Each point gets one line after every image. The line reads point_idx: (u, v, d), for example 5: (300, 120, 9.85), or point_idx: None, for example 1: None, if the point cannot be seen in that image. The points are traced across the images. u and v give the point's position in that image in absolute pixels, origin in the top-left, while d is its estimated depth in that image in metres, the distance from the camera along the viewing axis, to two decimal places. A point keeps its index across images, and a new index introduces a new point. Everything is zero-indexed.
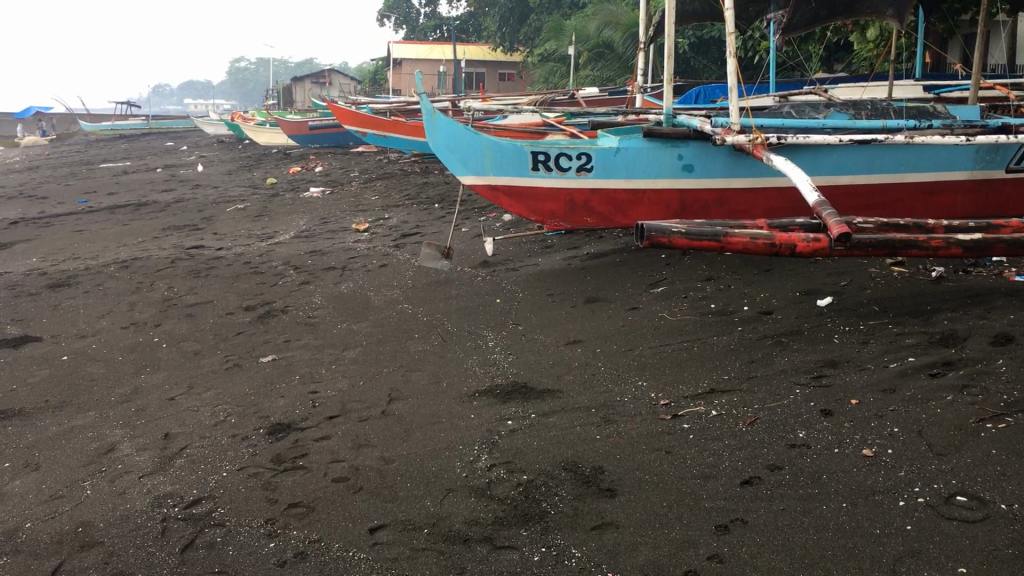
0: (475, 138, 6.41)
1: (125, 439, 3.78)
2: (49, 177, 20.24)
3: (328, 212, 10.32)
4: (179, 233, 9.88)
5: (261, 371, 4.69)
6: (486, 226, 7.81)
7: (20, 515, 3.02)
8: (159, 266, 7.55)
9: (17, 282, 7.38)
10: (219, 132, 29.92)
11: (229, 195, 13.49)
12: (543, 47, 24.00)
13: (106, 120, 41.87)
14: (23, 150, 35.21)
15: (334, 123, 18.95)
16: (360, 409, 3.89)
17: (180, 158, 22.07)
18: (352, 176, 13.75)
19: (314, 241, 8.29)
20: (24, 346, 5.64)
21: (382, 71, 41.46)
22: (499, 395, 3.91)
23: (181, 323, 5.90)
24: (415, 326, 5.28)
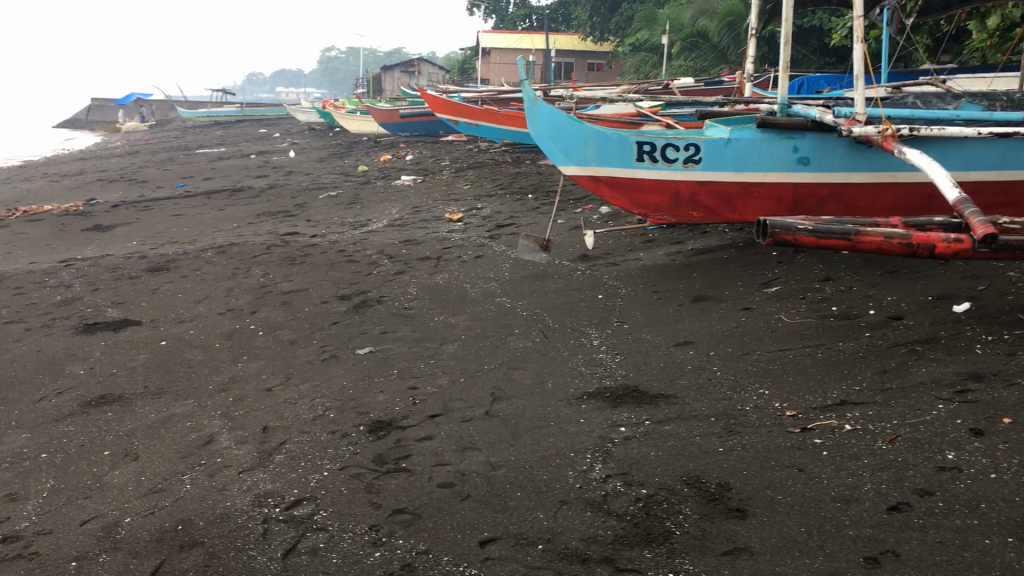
0: (577, 127, 6.18)
1: (223, 431, 3.68)
2: (148, 161, 20.75)
3: (420, 201, 10.22)
4: (274, 219, 9.92)
5: (358, 363, 4.57)
6: (583, 218, 7.58)
7: (119, 509, 2.93)
8: (254, 252, 7.54)
9: (117, 264, 7.45)
10: (310, 120, 30.34)
11: (321, 181, 13.55)
12: (635, 38, 23.59)
13: (201, 107, 42.98)
14: (124, 136, 36.32)
15: (424, 111, 18.93)
16: (463, 408, 3.71)
17: (273, 145, 22.39)
18: (443, 165, 13.65)
19: (408, 230, 8.18)
20: (124, 329, 5.65)
21: (470, 60, 41.42)
22: (609, 399, 3.69)
23: (277, 311, 5.83)
24: (515, 320, 5.09)
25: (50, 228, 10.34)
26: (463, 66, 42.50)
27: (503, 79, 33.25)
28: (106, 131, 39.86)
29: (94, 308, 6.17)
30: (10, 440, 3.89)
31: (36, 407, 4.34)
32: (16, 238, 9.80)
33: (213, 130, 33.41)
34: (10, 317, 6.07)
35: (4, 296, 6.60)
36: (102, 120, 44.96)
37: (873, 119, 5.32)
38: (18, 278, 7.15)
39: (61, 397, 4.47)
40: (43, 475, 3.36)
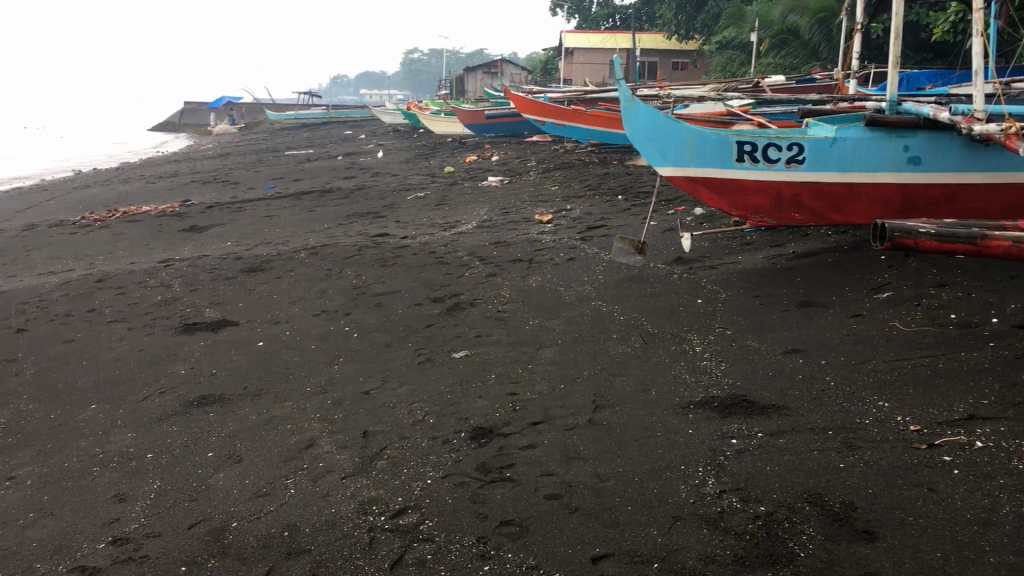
0: (675, 126, 6.03)
1: (323, 434, 3.66)
2: (240, 163, 21.22)
3: (508, 202, 10.18)
4: (363, 220, 9.99)
5: (455, 367, 4.52)
6: (677, 219, 7.41)
7: (226, 513, 2.93)
8: (346, 253, 7.58)
9: (214, 265, 7.58)
10: (395, 122, 30.69)
11: (409, 183, 13.63)
12: (723, 35, 23.16)
13: (289, 110, 43.89)
14: (216, 138, 37.33)
15: (509, 112, 18.91)
16: (565, 415, 3.61)
17: (360, 146, 22.69)
18: (529, 166, 13.60)
19: (498, 232, 8.13)
20: (222, 330, 5.72)
21: (553, 61, 41.34)
22: (716, 410, 3.54)
23: (370, 312, 5.83)
24: (612, 325, 4.98)
25: (149, 229, 10.62)
26: (546, 66, 42.47)
27: (586, 78, 33.06)
28: (198, 134, 41.02)
29: (193, 308, 6.27)
30: (117, 439, 3.94)
31: (140, 407, 4.40)
32: (117, 238, 10.09)
33: (301, 131, 34.07)
34: (113, 316, 6.21)
35: (108, 295, 6.78)
36: (195, 124, 46.31)
37: (991, 116, 5.04)
38: (121, 277, 7.33)
39: (164, 396, 4.53)
40: (150, 476, 3.39)
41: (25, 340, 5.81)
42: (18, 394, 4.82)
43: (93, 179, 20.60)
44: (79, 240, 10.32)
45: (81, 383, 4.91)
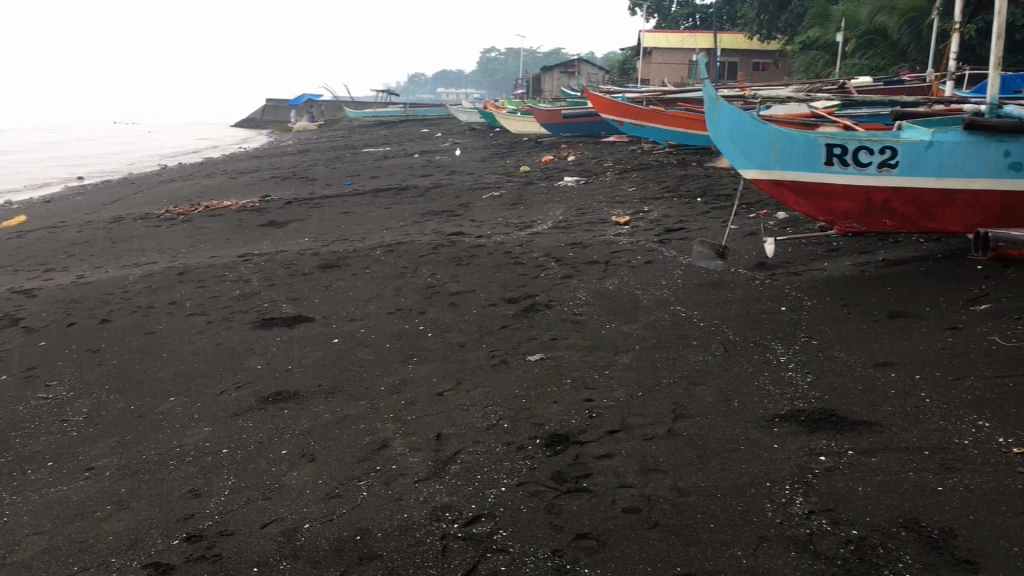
0: (761, 127, 5.85)
1: (396, 435, 3.62)
2: (319, 159, 21.51)
3: (585, 203, 10.06)
4: (439, 218, 9.98)
5: (529, 370, 4.43)
6: (759, 223, 7.21)
7: (299, 513, 2.90)
8: (422, 251, 7.57)
9: (291, 260, 7.65)
10: (471, 120, 30.80)
11: (484, 181, 13.60)
12: (806, 35, 22.63)
13: (368, 107, 44.39)
14: (296, 135, 37.98)
15: (587, 112, 18.78)
16: (643, 425, 3.49)
17: (437, 144, 22.80)
18: (606, 166, 13.46)
19: (574, 232, 8.03)
20: (298, 326, 5.75)
21: (631, 61, 40.99)
22: (803, 424, 3.39)
23: (445, 312, 5.79)
24: (692, 331, 4.84)
25: (229, 223, 10.79)
26: (623, 66, 42.14)
27: (665, 79, 32.68)
28: (279, 131, 41.79)
29: (271, 303, 6.32)
30: (193, 433, 3.97)
31: (217, 401, 4.42)
32: (200, 232, 10.28)
33: (378, 129, 34.42)
34: (193, 309, 6.30)
35: (188, 288, 6.88)
36: (276, 121, 47.20)
37: None
38: (201, 271, 7.44)
39: (240, 391, 4.55)
40: (225, 472, 3.38)
41: (108, 330, 5.93)
42: (101, 384, 4.91)
43: (177, 173, 21.12)
44: (163, 233, 10.55)
45: (160, 374, 4.97)
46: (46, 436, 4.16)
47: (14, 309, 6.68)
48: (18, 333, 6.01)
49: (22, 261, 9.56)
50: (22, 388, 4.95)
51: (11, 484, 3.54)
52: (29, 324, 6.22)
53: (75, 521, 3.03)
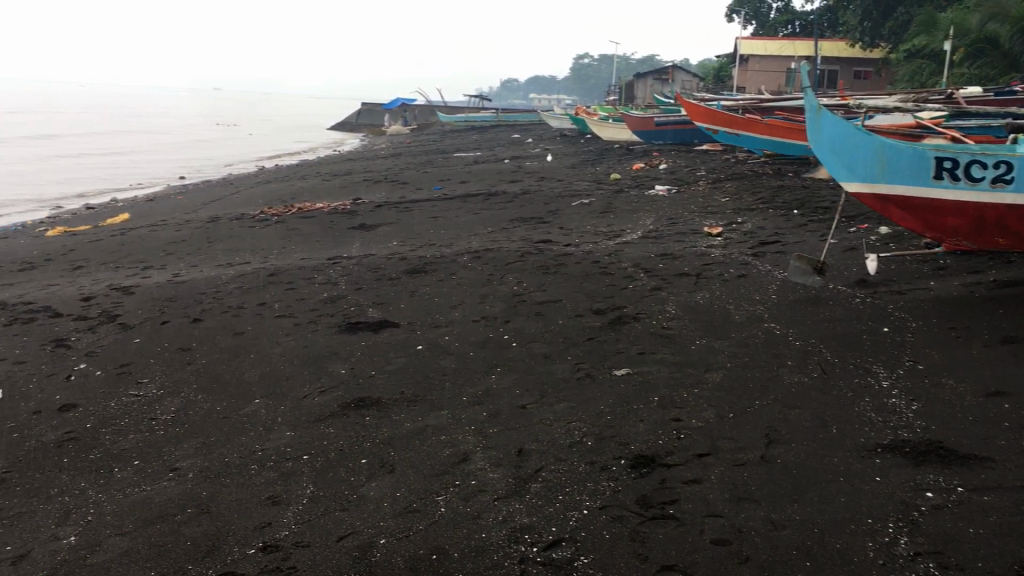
0: (866, 138, 5.62)
1: (477, 449, 3.54)
2: (410, 163, 21.72)
3: (676, 212, 9.86)
4: (527, 225, 9.91)
5: (615, 385, 4.31)
6: (860, 238, 6.91)
7: (376, 527, 2.84)
8: (509, 258, 7.50)
9: (379, 264, 7.67)
10: (563, 127, 30.73)
11: (574, 188, 13.49)
12: (912, 43, 21.84)
13: (460, 112, 44.77)
14: (390, 139, 38.51)
15: (680, 119, 18.50)
16: (735, 449, 3.33)
17: (527, 150, 22.77)
18: (699, 175, 13.20)
19: (665, 243, 7.85)
20: (383, 331, 5.73)
21: (727, 68, 40.32)
22: (908, 456, 3.18)
23: (530, 321, 5.70)
24: (787, 350, 4.63)
25: (321, 225, 10.94)
26: (718, 73, 41.48)
27: (761, 87, 32.02)
28: (373, 135, 42.47)
29: (357, 307, 6.33)
30: (276, 437, 3.96)
31: (300, 405, 4.42)
32: (292, 233, 10.44)
33: (470, 134, 34.62)
34: (281, 311, 6.36)
35: (278, 289, 6.95)
36: (371, 125, 47.98)
37: None
38: (291, 273, 7.52)
39: (323, 396, 4.54)
40: (305, 479, 3.36)
41: (199, 330, 6.02)
42: (189, 383, 4.97)
43: (274, 175, 21.60)
44: (257, 233, 10.75)
45: (247, 376, 5.01)
46: (134, 434, 4.21)
47: (112, 306, 6.86)
48: (115, 330, 6.16)
49: (123, 258, 9.85)
50: (115, 384, 5.05)
51: (97, 482, 3.58)
52: (125, 321, 6.37)
53: (156, 524, 3.03)
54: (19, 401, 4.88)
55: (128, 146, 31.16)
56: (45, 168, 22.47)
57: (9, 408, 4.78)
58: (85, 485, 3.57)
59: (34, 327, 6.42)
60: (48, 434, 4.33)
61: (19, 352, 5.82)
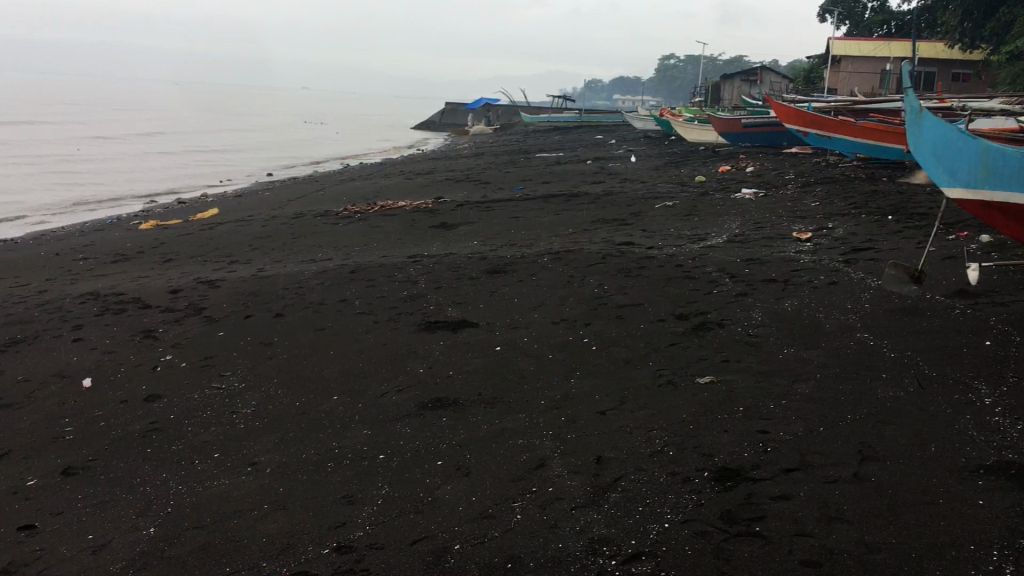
0: (971, 140, 5.33)
1: (554, 455, 3.46)
2: (492, 163, 21.77)
3: (763, 216, 9.62)
4: (609, 227, 9.79)
5: (698, 394, 4.18)
6: (960, 247, 6.61)
7: (450, 532, 2.78)
8: (590, 260, 7.40)
9: (460, 264, 7.65)
10: (647, 128, 30.43)
11: (657, 190, 13.31)
12: (1017, 44, 20.96)
13: (544, 112, 44.73)
14: (473, 138, 38.72)
15: (768, 121, 18.11)
16: (825, 465, 3.18)
17: (610, 151, 22.62)
18: (787, 179, 12.87)
19: (750, 247, 7.65)
20: (462, 331, 5.70)
21: (818, 70, 39.39)
22: (1014, 480, 2.98)
23: (611, 325, 5.59)
24: (881, 362, 4.43)
25: (403, 223, 11.01)
26: (808, 74, 40.56)
27: (853, 88, 31.17)
28: (456, 134, 42.77)
29: (436, 306, 6.31)
30: (353, 435, 3.95)
31: (378, 404, 4.41)
32: (374, 231, 10.53)
33: (553, 134, 34.58)
34: (361, 308, 6.38)
35: (359, 287, 6.99)
36: (454, 125, 48.34)
37: None
38: (372, 270, 7.56)
39: (401, 395, 4.52)
40: (380, 479, 3.33)
41: (281, 325, 6.08)
42: (270, 378, 5.01)
43: (358, 172, 21.88)
44: (340, 230, 10.88)
45: (326, 372, 5.03)
46: (215, 427, 4.25)
47: (198, 299, 6.99)
48: (200, 323, 6.26)
49: (211, 252, 10.08)
50: (198, 376, 5.12)
51: (178, 474, 3.62)
52: (210, 314, 6.47)
53: (233, 518, 3.04)
54: (106, 391, 4.99)
55: (220, 143, 32.02)
56: (140, 163, 23.23)
57: (98, 397, 4.89)
58: (167, 476, 3.61)
59: (124, 317, 6.58)
60: (133, 424, 4.41)
61: (109, 342, 5.96)
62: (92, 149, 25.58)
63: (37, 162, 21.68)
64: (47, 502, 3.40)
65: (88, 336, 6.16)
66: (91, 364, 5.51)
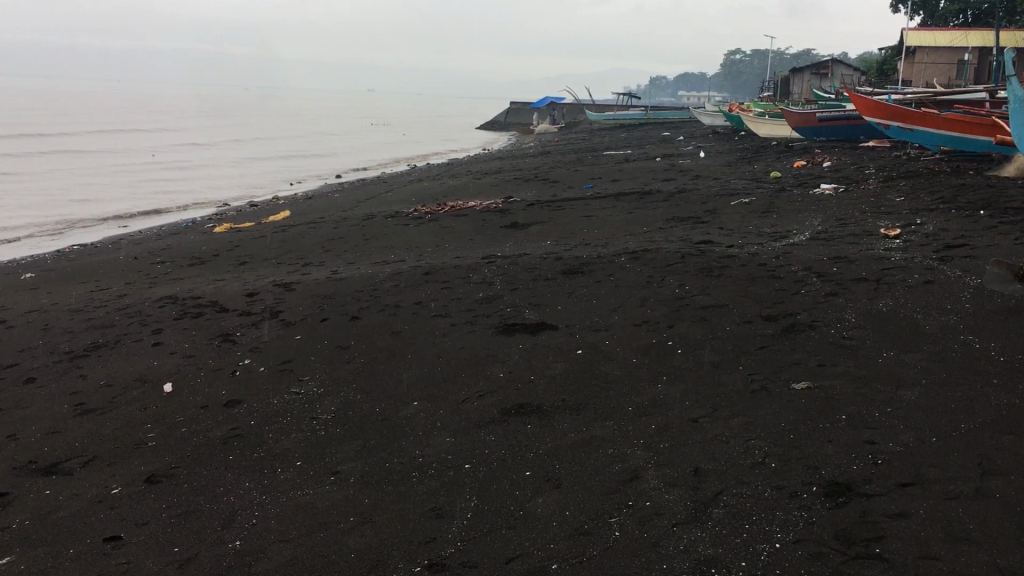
0: None
1: (648, 465, 3.30)
2: (560, 161, 21.62)
3: (846, 212, 9.30)
4: (685, 225, 9.58)
5: (795, 400, 3.97)
6: None
7: (547, 552, 2.65)
8: (669, 259, 7.21)
9: (534, 264, 7.52)
10: (715, 123, 29.99)
11: (731, 187, 13.01)
12: None
13: (609, 109, 44.42)
14: (539, 137, 38.64)
15: (844, 114, 17.61)
16: (943, 479, 2.96)
17: (680, 148, 22.28)
18: (868, 173, 12.47)
19: (837, 245, 7.36)
20: (541, 333, 5.56)
21: (892, 61, 38.40)
22: None
23: (696, 327, 5.40)
24: (991, 365, 4.16)
25: (474, 223, 10.93)
26: (882, 66, 39.52)
27: (930, 79, 30.30)
28: (522, 134, 42.73)
29: (513, 308, 6.19)
30: (436, 442, 3.85)
31: (460, 410, 4.30)
32: (446, 232, 10.46)
33: (619, 132, 34.30)
34: (437, 310, 6.29)
35: (434, 289, 6.90)
36: (519, 124, 48.32)
37: None
38: (446, 271, 7.48)
39: (482, 400, 4.40)
40: (467, 490, 3.21)
41: (358, 328, 6.03)
42: (349, 382, 4.95)
43: (426, 173, 21.93)
44: (411, 231, 10.84)
45: (404, 377, 4.95)
46: (296, 434, 4.19)
47: (275, 302, 6.99)
48: (277, 326, 6.24)
49: (285, 254, 10.13)
50: (277, 381, 5.09)
51: (261, 482, 3.56)
52: (287, 317, 6.45)
53: (320, 531, 2.95)
54: (188, 396, 4.98)
55: (290, 146, 32.49)
56: (214, 168, 23.65)
57: (179, 402, 4.88)
58: (251, 484, 3.56)
59: (203, 321, 6.60)
60: (215, 430, 4.38)
61: (189, 346, 5.98)
62: (168, 155, 26.16)
63: (115, 168, 22.23)
64: (132, 511, 3.36)
65: (168, 340, 6.18)
66: (171, 369, 5.52)
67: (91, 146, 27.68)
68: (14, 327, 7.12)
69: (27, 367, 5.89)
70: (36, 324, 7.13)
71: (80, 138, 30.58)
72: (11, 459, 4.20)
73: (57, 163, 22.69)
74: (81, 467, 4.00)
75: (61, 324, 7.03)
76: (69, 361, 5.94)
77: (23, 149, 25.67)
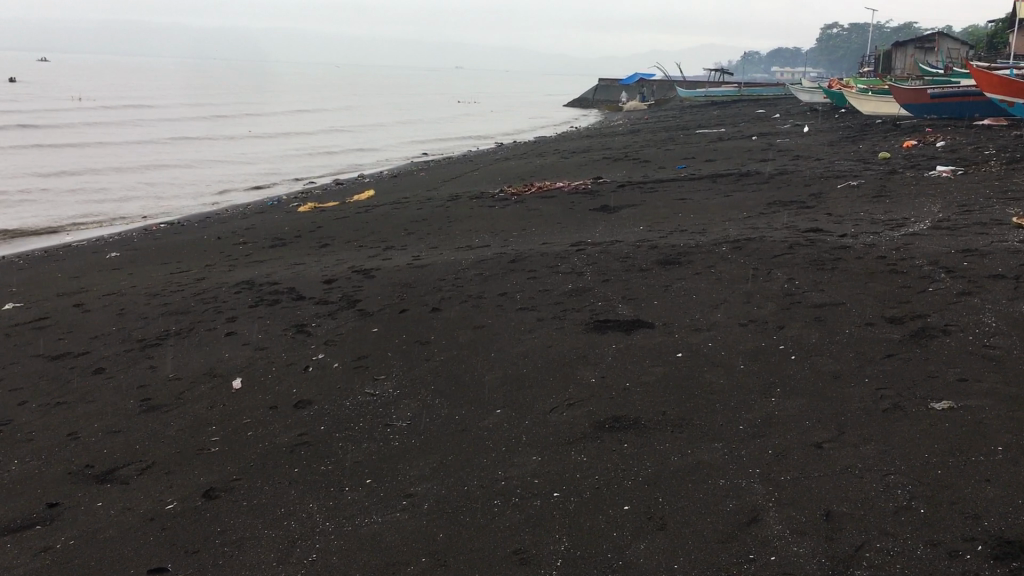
0: None
1: (768, 504, 2.82)
2: (650, 140, 20.95)
3: (969, 197, 8.56)
4: (789, 210, 8.96)
5: (937, 423, 3.41)
6: None
7: None
8: (774, 250, 6.63)
9: (627, 252, 7.05)
10: (813, 99, 28.85)
11: (836, 168, 12.26)
12: None
13: (701, 86, 43.29)
14: (628, 115, 37.81)
15: (958, 91, 16.55)
16: None
17: (777, 125, 21.37)
18: (987, 154, 11.59)
19: (963, 236, 6.66)
20: (636, 332, 5.09)
21: (1003, 34, 36.42)
22: None
23: (810, 329, 4.84)
24: None
25: (562, 206, 10.48)
26: (992, 40, 37.54)
27: None
28: (610, 111, 42.04)
29: (605, 302, 5.72)
30: (520, 462, 3.44)
31: (546, 422, 3.87)
32: (531, 214, 10.03)
33: (712, 109, 33.35)
34: (523, 303, 5.87)
35: (520, 278, 6.48)
36: (607, 101, 47.55)
37: None
38: (533, 259, 7.06)
39: (572, 411, 3.97)
40: (554, 527, 2.80)
41: (438, 321, 5.65)
42: (427, 384, 4.57)
43: (513, 151, 21.50)
44: (497, 213, 10.45)
45: (487, 379, 4.54)
46: (368, 444, 3.83)
47: (352, 290, 6.66)
48: (354, 317, 5.91)
49: (367, 236, 9.87)
50: (352, 379, 4.75)
51: (325, 504, 3.21)
52: (365, 307, 6.12)
53: None
54: (258, 393, 4.69)
55: (378, 124, 32.46)
56: (304, 147, 23.72)
57: (247, 400, 4.59)
58: (316, 505, 3.21)
59: (278, 309, 6.32)
60: (283, 434, 4.07)
61: (262, 337, 5.70)
62: (257, 134, 26.39)
63: (208, 148, 22.50)
64: (183, 536, 3.07)
65: (242, 329, 5.92)
66: (241, 362, 5.25)
67: (187, 126, 28.12)
68: (92, 310, 6.99)
69: (98, 356, 5.70)
70: (112, 308, 6.97)
71: (176, 118, 31.19)
72: (68, 462, 3.97)
73: (152, 141, 23.05)
74: (138, 477, 3.73)
75: (136, 309, 6.86)
76: (140, 350, 5.74)
77: (120, 129, 26.21)
